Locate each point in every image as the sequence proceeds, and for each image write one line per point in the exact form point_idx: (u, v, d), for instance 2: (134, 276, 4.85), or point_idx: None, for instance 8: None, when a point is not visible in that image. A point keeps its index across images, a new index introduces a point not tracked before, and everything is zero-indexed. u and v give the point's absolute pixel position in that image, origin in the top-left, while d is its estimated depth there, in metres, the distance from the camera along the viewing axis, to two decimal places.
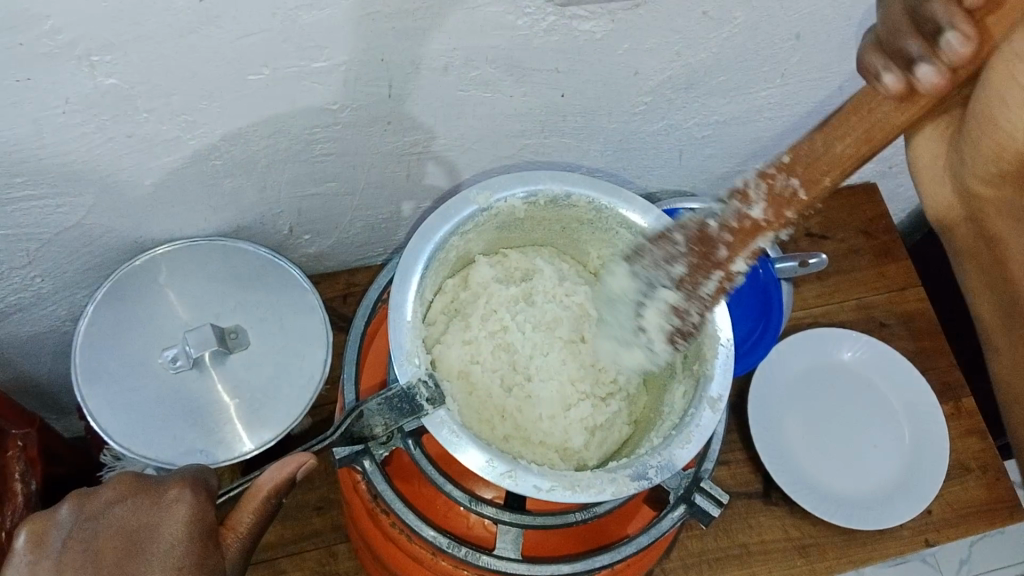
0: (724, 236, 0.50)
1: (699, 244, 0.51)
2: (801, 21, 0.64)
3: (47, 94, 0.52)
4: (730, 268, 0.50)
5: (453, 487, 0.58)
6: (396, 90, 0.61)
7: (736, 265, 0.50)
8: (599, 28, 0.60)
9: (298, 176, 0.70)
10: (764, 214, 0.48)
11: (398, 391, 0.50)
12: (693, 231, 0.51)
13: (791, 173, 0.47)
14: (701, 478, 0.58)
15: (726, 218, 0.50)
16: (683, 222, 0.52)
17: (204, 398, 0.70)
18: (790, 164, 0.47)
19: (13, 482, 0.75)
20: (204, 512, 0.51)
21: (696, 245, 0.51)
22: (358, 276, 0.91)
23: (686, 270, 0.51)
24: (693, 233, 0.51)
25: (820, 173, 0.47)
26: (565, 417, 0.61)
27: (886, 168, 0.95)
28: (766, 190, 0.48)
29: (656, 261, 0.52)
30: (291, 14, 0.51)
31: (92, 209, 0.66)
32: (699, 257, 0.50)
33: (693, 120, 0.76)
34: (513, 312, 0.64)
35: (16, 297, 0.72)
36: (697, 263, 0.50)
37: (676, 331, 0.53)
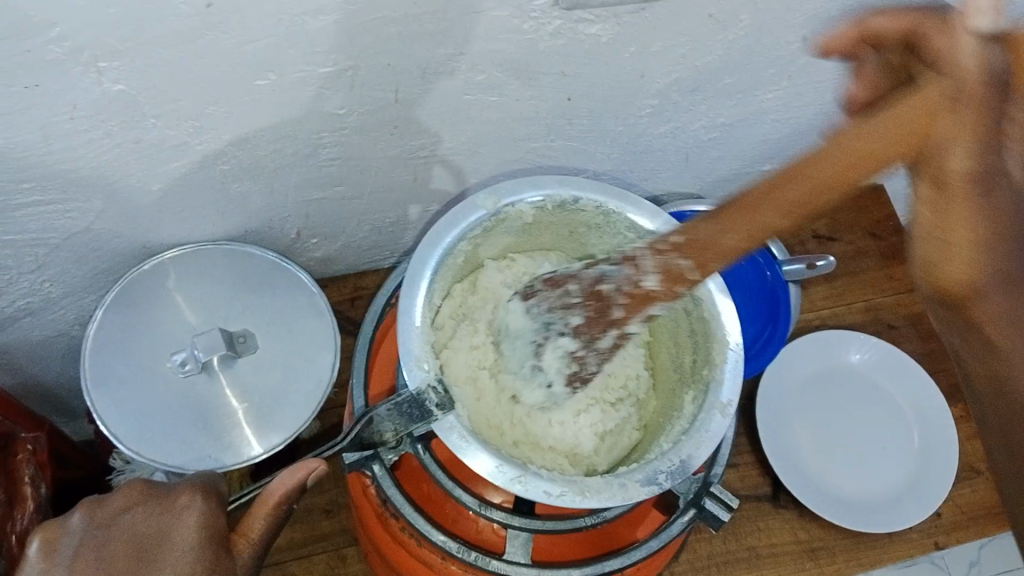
0: (618, 298, 0.50)
1: (594, 297, 0.52)
2: (808, 23, 0.64)
3: (55, 100, 0.52)
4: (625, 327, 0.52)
5: (462, 492, 0.58)
6: (402, 94, 0.61)
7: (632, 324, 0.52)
8: (606, 31, 0.60)
9: (305, 180, 0.70)
10: (656, 287, 0.48)
11: (407, 397, 0.50)
12: (590, 284, 0.52)
13: (683, 253, 0.45)
14: (712, 482, 0.58)
15: (616, 279, 0.50)
16: (582, 272, 0.53)
17: (213, 403, 0.70)
18: (685, 246, 0.45)
19: (22, 486, 0.75)
20: (216, 519, 0.51)
21: (590, 296, 0.52)
22: (365, 280, 0.91)
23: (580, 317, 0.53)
24: (589, 284, 0.52)
25: (709, 260, 0.44)
26: (575, 422, 0.63)
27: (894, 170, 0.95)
28: (658, 263, 0.47)
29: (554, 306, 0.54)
30: (297, 20, 0.51)
31: (101, 214, 0.66)
32: (591, 309, 0.52)
33: (700, 122, 0.76)
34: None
35: (25, 302, 0.73)
36: (591, 313, 0.52)
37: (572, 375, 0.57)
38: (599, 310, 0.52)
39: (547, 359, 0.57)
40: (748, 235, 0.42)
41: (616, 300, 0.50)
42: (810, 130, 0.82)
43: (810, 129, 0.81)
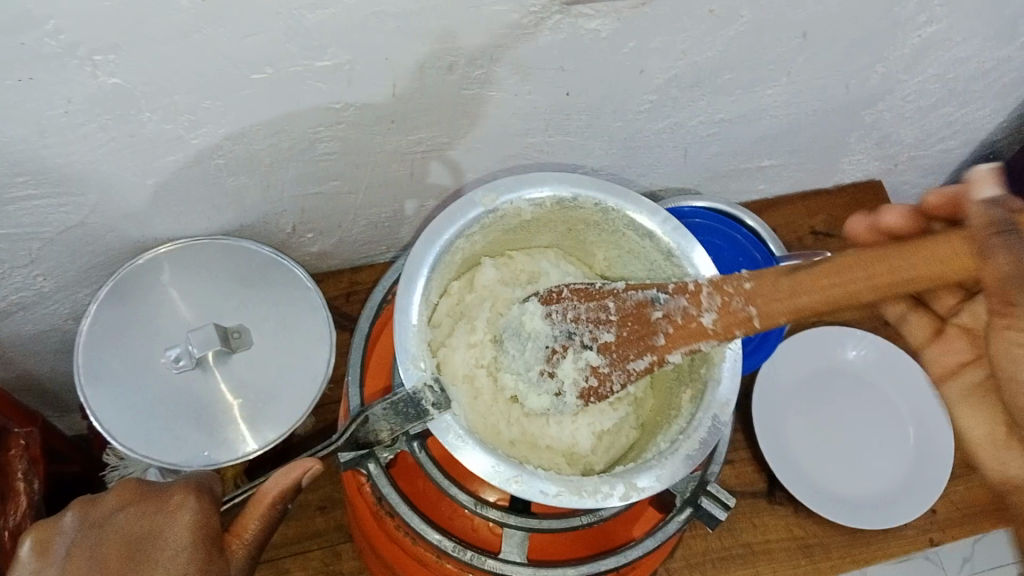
0: (664, 325, 0.53)
1: (636, 318, 0.54)
2: (809, 20, 0.64)
3: (50, 94, 0.52)
4: (663, 355, 0.53)
5: (458, 491, 0.58)
6: (400, 89, 0.61)
7: (671, 355, 0.53)
8: (605, 27, 0.59)
9: (301, 175, 0.70)
10: (713, 325, 0.51)
11: (404, 397, 0.50)
12: (631, 303, 0.55)
13: (750, 302, 0.49)
14: (708, 481, 0.58)
15: (666, 308, 0.53)
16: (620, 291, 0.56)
17: (207, 399, 0.70)
18: (750, 294, 0.50)
19: (16, 481, 0.75)
20: (208, 519, 0.51)
21: (630, 318, 0.55)
22: (361, 274, 0.91)
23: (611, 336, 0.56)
24: (632, 305, 0.55)
25: (775, 310, 0.48)
26: (572, 421, 0.62)
27: (891, 166, 0.95)
28: (719, 302, 0.51)
29: (581, 317, 0.57)
30: (294, 14, 0.51)
31: (95, 209, 0.65)
32: (631, 330, 0.55)
33: (698, 118, 0.75)
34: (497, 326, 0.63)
35: (18, 296, 0.72)
36: (621, 338, 0.55)
37: (589, 389, 0.57)
38: (638, 332, 0.54)
39: (559, 369, 0.58)
40: (829, 301, 0.47)
41: (664, 328, 0.53)
42: (809, 127, 0.82)
43: (809, 125, 0.81)
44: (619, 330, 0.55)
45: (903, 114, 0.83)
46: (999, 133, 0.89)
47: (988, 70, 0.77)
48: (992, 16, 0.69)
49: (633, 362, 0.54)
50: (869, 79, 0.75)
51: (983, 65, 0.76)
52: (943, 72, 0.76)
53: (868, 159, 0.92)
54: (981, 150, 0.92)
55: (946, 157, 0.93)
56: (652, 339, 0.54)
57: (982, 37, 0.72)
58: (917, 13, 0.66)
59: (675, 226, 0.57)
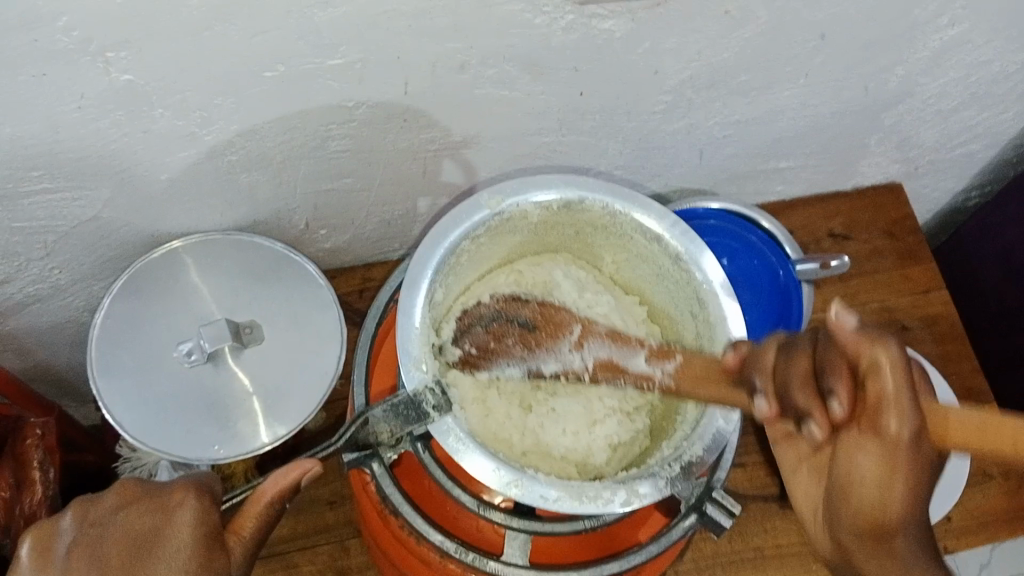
0: (588, 362, 0.55)
1: (548, 313, 0.56)
2: (826, 21, 0.63)
3: (63, 90, 0.52)
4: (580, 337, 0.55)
5: (461, 492, 0.59)
6: (412, 88, 0.61)
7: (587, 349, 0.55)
8: (619, 27, 0.59)
9: (313, 172, 0.70)
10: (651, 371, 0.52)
11: (405, 398, 0.50)
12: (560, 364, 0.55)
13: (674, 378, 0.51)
14: (714, 488, 0.57)
15: (563, 365, 0.55)
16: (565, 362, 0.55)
17: (218, 394, 0.70)
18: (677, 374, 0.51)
19: (31, 471, 0.76)
20: (209, 516, 0.52)
21: (546, 326, 0.56)
22: (374, 271, 0.91)
23: (520, 338, 0.56)
24: (560, 314, 0.56)
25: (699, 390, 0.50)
26: (589, 434, 0.63)
27: (912, 169, 0.93)
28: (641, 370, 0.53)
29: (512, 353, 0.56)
30: (305, 12, 0.51)
31: (110, 202, 0.66)
32: (544, 336, 0.55)
33: (714, 119, 0.75)
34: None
35: (34, 288, 0.73)
36: (485, 348, 0.56)
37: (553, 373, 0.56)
38: (548, 337, 0.55)
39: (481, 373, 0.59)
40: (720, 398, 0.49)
41: (596, 334, 0.55)
42: (827, 128, 0.80)
43: (827, 126, 0.80)
44: (534, 328, 0.56)
45: (923, 116, 0.81)
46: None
47: (1011, 72, 0.76)
48: (1017, 16, 0.68)
49: (569, 360, 0.55)
50: (888, 81, 0.74)
51: (1006, 67, 0.75)
52: (966, 74, 0.75)
53: (887, 160, 0.90)
54: (1005, 152, 0.90)
55: (969, 160, 0.92)
56: (568, 334, 0.55)
57: (1005, 38, 0.70)
58: (938, 14, 0.65)
59: (683, 229, 0.57)
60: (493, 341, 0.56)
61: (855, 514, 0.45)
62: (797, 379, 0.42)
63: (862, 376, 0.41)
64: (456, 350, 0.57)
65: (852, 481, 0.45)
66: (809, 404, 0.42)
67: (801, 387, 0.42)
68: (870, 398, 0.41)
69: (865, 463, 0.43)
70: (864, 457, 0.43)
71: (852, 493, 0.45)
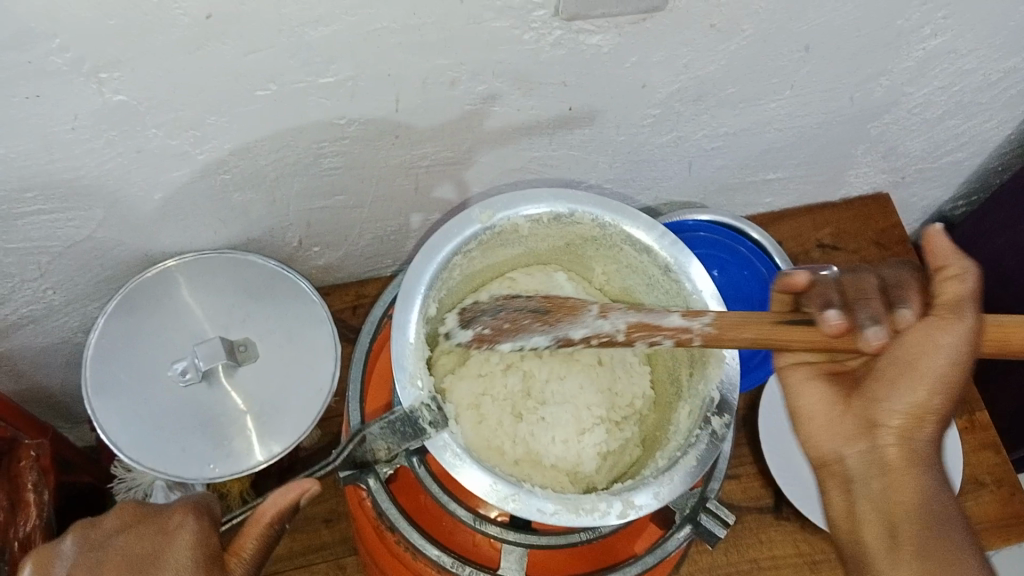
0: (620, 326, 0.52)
1: (557, 300, 0.57)
2: (811, 32, 0.64)
3: (57, 110, 0.52)
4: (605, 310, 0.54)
5: (457, 506, 0.58)
6: (403, 105, 0.61)
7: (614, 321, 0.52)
8: (607, 42, 0.59)
9: (306, 189, 0.71)
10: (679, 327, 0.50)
11: (401, 415, 0.51)
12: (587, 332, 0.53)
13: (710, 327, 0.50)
14: (708, 498, 0.59)
15: (593, 330, 0.53)
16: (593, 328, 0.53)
17: (213, 411, 0.71)
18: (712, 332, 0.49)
19: (26, 492, 0.76)
20: (208, 538, 0.52)
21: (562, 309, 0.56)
22: (367, 287, 0.92)
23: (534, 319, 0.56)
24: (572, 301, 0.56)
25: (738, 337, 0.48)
26: (578, 441, 0.62)
27: (900, 178, 0.94)
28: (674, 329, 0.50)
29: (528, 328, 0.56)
30: (296, 31, 0.51)
31: (103, 223, 0.66)
32: (559, 315, 0.55)
33: (703, 131, 0.75)
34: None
35: (28, 309, 0.73)
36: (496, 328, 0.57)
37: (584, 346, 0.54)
38: (565, 316, 0.55)
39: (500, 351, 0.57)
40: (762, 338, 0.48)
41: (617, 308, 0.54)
42: (814, 139, 0.81)
43: (815, 137, 0.81)
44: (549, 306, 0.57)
45: (909, 125, 0.82)
46: (1009, 145, 0.89)
47: (995, 81, 0.77)
48: (999, 26, 0.69)
49: (598, 325, 0.53)
50: (874, 91, 0.75)
51: (990, 76, 0.76)
52: (950, 84, 0.76)
53: (875, 171, 0.91)
54: (991, 161, 0.91)
55: (956, 168, 0.92)
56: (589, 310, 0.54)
57: (988, 47, 0.71)
58: (921, 25, 0.66)
59: (673, 240, 0.58)
60: (509, 323, 0.57)
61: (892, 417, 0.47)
62: (870, 295, 0.47)
63: (936, 284, 0.47)
64: (468, 330, 0.58)
65: (889, 377, 0.47)
66: (878, 316, 0.46)
67: (873, 300, 0.47)
68: (944, 301, 0.46)
69: (914, 362, 0.46)
70: (941, 359, 0.45)
71: (886, 392, 0.47)
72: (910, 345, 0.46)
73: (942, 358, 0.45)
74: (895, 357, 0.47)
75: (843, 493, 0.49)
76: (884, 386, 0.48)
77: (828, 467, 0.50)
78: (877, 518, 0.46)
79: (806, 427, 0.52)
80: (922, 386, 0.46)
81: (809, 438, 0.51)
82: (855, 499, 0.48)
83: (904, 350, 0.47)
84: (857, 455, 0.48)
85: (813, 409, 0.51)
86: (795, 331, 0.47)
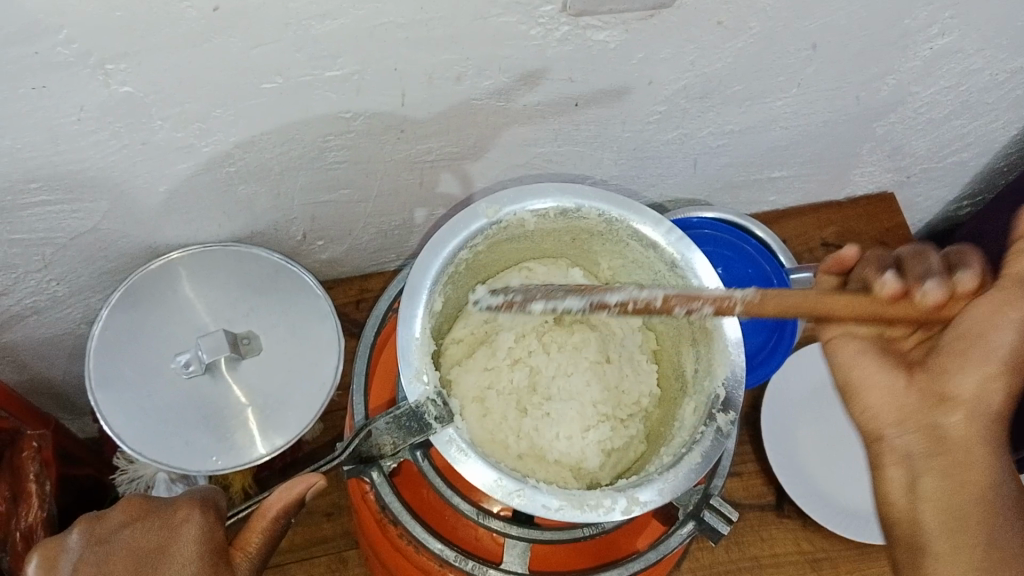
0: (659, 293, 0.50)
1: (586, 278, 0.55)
2: (818, 31, 0.64)
3: (63, 102, 0.52)
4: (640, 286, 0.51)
5: (461, 500, 0.59)
6: (409, 99, 0.61)
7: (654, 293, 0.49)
8: (613, 38, 0.59)
9: (310, 183, 0.70)
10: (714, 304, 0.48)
11: (406, 410, 0.51)
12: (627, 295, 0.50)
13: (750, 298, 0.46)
14: (711, 494, 0.59)
15: (629, 294, 0.50)
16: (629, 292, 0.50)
17: (217, 404, 0.71)
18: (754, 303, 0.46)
19: (27, 483, 0.76)
20: (213, 533, 0.52)
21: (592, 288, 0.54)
22: (370, 282, 0.92)
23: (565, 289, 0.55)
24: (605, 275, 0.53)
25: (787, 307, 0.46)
26: (583, 438, 0.62)
27: (904, 177, 0.94)
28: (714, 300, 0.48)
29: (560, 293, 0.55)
30: (303, 24, 0.51)
31: (108, 215, 0.66)
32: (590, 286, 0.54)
33: (708, 129, 0.75)
34: (540, 338, 0.66)
35: (32, 300, 0.73)
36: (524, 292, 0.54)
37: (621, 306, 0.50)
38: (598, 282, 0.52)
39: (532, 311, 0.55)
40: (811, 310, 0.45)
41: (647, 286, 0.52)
42: (819, 138, 0.81)
43: (820, 136, 0.81)
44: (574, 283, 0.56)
45: (914, 125, 0.82)
46: (1014, 146, 0.89)
47: (1001, 81, 0.77)
48: (1006, 26, 0.69)
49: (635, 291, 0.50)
50: (880, 91, 0.74)
51: (996, 76, 0.76)
52: (956, 84, 0.76)
53: (879, 170, 0.91)
54: (996, 161, 0.91)
55: (961, 168, 0.92)
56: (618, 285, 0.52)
57: (994, 48, 0.71)
58: (928, 25, 0.66)
59: (679, 236, 0.58)
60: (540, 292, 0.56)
61: (958, 393, 0.47)
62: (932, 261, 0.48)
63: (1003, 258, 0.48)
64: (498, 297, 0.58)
65: (957, 354, 0.48)
66: (933, 271, 0.48)
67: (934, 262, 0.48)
68: (1010, 275, 0.47)
69: (983, 339, 0.47)
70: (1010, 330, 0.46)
71: (953, 367, 0.48)
72: (978, 321, 0.47)
73: (1010, 336, 0.46)
74: (962, 331, 0.48)
75: (899, 470, 0.48)
76: (953, 362, 0.48)
77: (883, 444, 0.50)
78: (941, 494, 0.46)
79: (861, 401, 0.51)
80: (990, 365, 0.47)
81: (865, 410, 0.51)
82: (916, 476, 0.48)
83: (973, 327, 0.47)
84: (917, 428, 0.48)
85: (870, 382, 0.51)
86: (845, 301, 0.46)
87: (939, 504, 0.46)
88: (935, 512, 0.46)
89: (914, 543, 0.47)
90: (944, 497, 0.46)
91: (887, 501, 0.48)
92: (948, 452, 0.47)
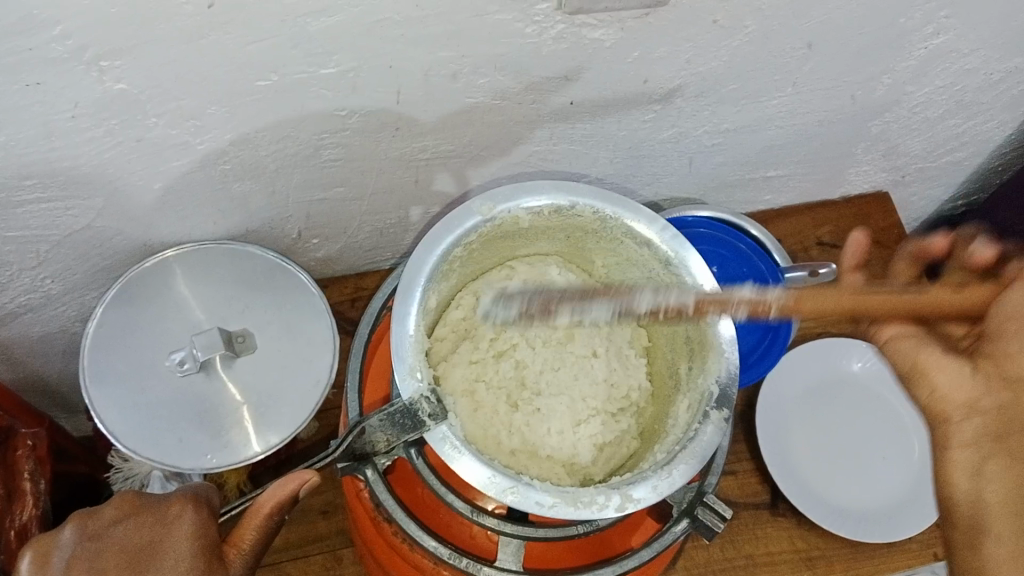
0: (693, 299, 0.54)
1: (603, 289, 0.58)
2: (814, 30, 0.64)
3: (57, 98, 0.52)
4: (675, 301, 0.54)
5: (454, 498, 0.59)
6: (405, 97, 0.61)
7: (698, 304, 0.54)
8: (609, 36, 0.59)
9: (305, 181, 0.70)
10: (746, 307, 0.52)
11: (400, 407, 0.51)
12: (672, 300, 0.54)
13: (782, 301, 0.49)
14: (705, 492, 0.59)
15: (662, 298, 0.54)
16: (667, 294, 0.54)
17: (215, 399, 0.71)
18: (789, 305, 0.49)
19: (22, 481, 0.75)
20: (207, 529, 0.52)
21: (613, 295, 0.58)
22: (366, 280, 0.92)
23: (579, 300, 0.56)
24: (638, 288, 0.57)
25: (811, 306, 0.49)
26: (573, 432, 0.62)
27: (899, 177, 0.94)
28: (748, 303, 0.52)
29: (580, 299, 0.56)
30: (299, 21, 0.51)
31: (102, 212, 0.66)
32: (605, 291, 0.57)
33: (704, 127, 0.75)
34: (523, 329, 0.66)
35: (26, 298, 0.73)
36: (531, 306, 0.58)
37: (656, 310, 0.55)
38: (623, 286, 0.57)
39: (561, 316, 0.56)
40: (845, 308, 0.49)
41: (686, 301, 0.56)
42: (815, 137, 0.81)
43: (815, 135, 0.81)
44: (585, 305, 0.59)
45: (910, 124, 0.82)
46: (1008, 146, 0.89)
47: (997, 81, 0.77)
48: (1001, 26, 0.69)
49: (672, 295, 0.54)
50: (876, 90, 0.75)
51: (992, 76, 0.76)
52: (952, 84, 0.76)
53: (875, 169, 0.91)
54: (991, 160, 0.91)
55: (956, 168, 0.93)
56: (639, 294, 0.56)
57: (990, 48, 0.72)
58: (923, 25, 0.66)
59: (674, 234, 0.58)
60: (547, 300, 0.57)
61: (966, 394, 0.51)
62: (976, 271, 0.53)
63: None
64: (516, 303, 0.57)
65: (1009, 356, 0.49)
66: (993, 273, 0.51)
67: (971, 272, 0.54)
68: None
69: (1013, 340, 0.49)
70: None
71: (952, 370, 0.52)
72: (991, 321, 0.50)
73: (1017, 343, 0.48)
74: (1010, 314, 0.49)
75: (968, 451, 0.50)
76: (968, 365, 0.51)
77: (951, 425, 0.51)
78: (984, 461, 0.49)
79: (929, 382, 0.53)
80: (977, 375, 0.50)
81: (934, 391, 0.52)
82: (984, 460, 0.49)
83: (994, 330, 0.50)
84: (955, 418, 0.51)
85: (951, 382, 0.51)
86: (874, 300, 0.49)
87: (975, 484, 0.48)
88: (959, 485, 0.49)
89: (971, 532, 0.48)
90: (992, 471, 0.48)
91: (954, 488, 0.49)
92: (1003, 440, 0.49)
